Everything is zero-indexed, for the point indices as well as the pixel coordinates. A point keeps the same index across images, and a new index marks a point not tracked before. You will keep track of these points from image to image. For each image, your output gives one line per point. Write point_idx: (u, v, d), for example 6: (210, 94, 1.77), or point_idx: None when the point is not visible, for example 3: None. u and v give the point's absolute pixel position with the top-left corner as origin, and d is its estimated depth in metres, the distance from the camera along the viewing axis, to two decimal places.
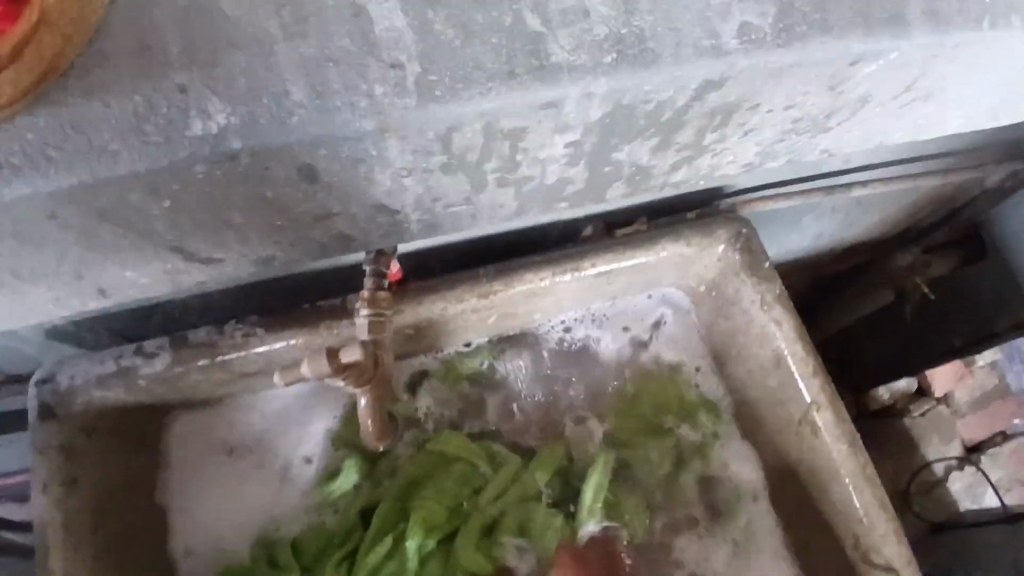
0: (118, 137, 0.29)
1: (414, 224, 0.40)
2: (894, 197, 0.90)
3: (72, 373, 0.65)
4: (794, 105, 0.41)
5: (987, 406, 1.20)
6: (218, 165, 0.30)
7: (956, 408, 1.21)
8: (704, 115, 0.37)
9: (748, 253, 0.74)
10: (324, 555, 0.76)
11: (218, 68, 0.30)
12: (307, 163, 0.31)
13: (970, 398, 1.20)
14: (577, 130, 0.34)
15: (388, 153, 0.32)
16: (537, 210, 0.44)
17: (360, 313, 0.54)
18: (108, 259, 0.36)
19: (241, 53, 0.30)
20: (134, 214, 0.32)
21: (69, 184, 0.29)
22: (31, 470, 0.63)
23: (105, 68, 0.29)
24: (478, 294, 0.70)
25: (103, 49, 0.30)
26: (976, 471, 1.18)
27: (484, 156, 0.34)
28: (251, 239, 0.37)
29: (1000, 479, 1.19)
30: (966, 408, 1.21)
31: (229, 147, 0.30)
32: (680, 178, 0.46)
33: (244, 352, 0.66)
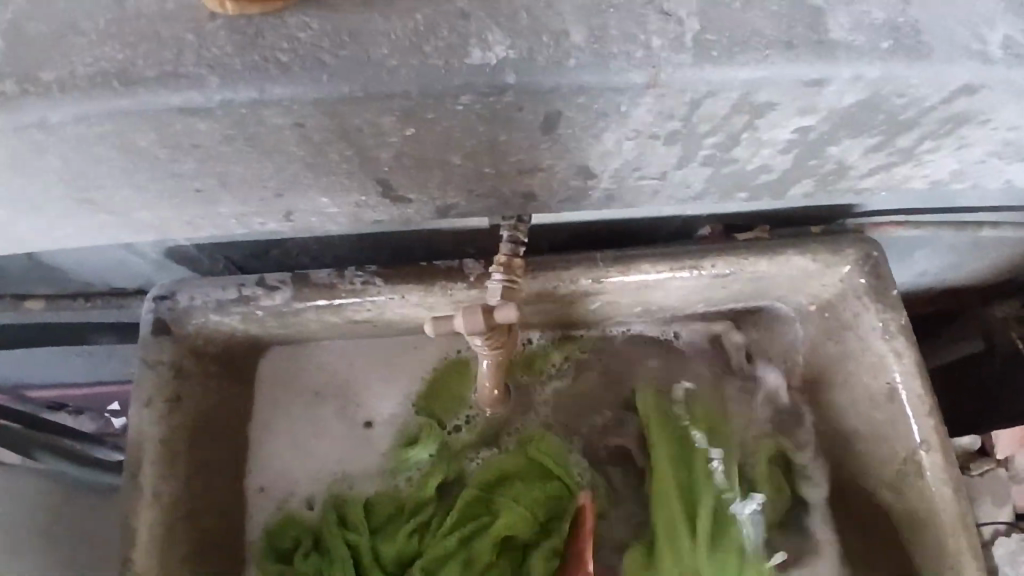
0: (395, 53, 0.29)
1: (598, 193, 0.39)
2: (1022, 244, 0.85)
3: (193, 293, 0.67)
4: (1018, 127, 0.38)
5: None
6: (484, 100, 0.30)
7: None
8: (939, 120, 0.35)
9: (877, 278, 0.70)
10: (392, 525, 0.74)
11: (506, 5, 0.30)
12: (556, 111, 0.31)
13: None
14: (819, 115, 0.32)
15: (635, 111, 0.31)
16: (713, 197, 0.42)
17: (494, 277, 0.55)
18: (313, 182, 0.36)
19: None
20: (370, 138, 0.32)
21: (330, 93, 0.29)
22: (144, 379, 0.66)
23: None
24: (591, 277, 0.69)
25: None
26: None
27: (714, 131, 0.33)
28: (449, 185, 0.36)
29: None
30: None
31: (503, 82, 0.29)
32: (865, 185, 0.43)
33: (361, 299, 0.67)
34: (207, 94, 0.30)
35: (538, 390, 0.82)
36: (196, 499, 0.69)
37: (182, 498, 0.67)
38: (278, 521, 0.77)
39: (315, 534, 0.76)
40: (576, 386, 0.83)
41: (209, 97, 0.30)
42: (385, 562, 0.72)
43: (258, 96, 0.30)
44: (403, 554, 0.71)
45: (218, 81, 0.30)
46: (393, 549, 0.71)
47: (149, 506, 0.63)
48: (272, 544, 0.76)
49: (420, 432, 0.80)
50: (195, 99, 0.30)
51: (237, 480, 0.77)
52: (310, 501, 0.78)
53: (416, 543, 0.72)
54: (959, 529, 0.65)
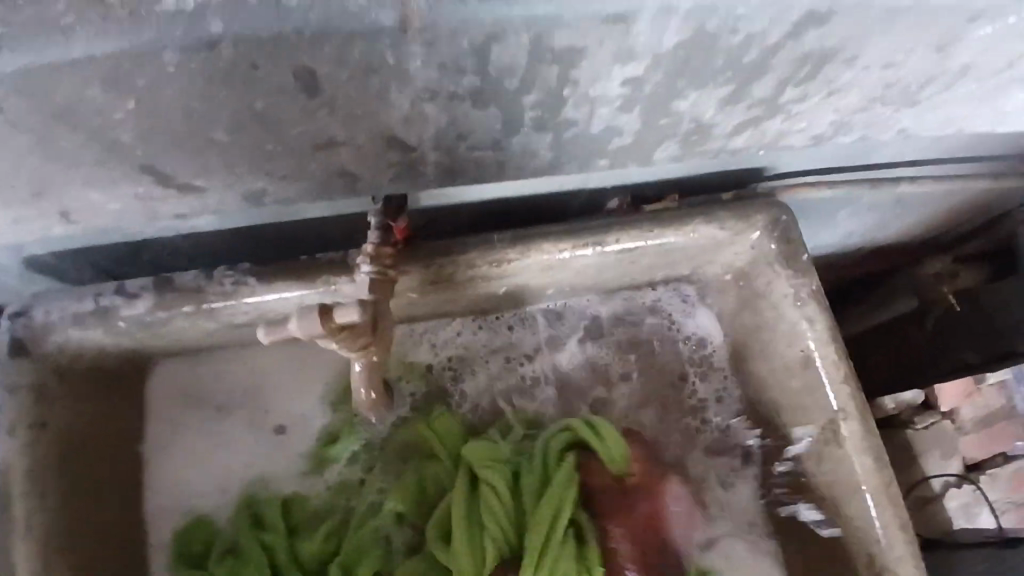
0: (71, 7, 0.23)
1: (431, 168, 0.34)
2: (939, 199, 0.84)
3: (50, 307, 0.60)
4: (895, 65, 0.34)
5: (991, 425, 1.06)
6: (194, 58, 0.24)
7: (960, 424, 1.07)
8: (792, 62, 0.31)
9: (785, 242, 0.67)
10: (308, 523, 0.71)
11: None
12: (307, 68, 0.25)
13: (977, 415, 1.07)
14: (645, 61, 0.27)
15: (411, 64, 0.25)
16: (574, 166, 0.38)
17: (362, 268, 0.49)
18: (69, 175, 0.31)
19: None
20: (94, 118, 0.27)
21: (4, 67, 0.24)
22: (1, 409, 0.58)
23: None
24: (490, 261, 0.64)
25: None
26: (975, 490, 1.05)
27: (526, 85, 0.28)
28: (238, 165, 0.31)
29: (998, 501, 1.05)
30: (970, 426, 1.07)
31: (206, 32, 0.23)
32: (738, 144, 0.40)
33: (233, 302, 0.61)
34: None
35: (464, 375, 0.77)
36: (78, 533, 0.61)
37: (65, 533, 0.60)
38: (185, 531, 0.70)
39: (228, 545, 0.69)
40: (503, 377, 0.77)
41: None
42: (303, 562, 0.68)
43: None
44: (322, 553, 0.68)
45: None
46: (309, 547, 0.68)
47: (26, 540, 0.57)
48: (183, 555, 0.69)
49: (342, 429, 0.74)
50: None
51: (132, 500, 0.70)
52: (225, 512, 0.72)
53: (330, 536, 0.69)
54: (878, 496, 0.64)
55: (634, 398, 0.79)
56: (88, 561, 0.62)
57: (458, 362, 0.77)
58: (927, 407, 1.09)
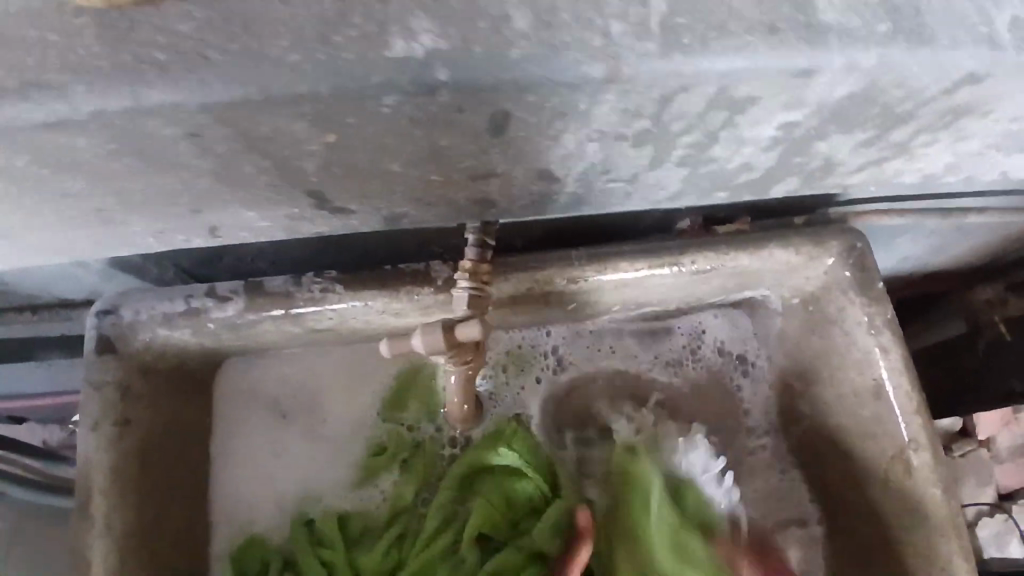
0: (298, 44, 0.25)
1: (562, 197, 0.35)
2: (1000, 227, 0.82)
3: (138, 306, 0.62)
4: (1023, 116, 0.35)
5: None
6: (412, 101, 0.26)
7: (996, 453, 1.09)
8: (937, 113, 0.31)
9: (861, 270, 0.67)
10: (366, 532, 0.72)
11: None
12: (502, 112, 0.27)
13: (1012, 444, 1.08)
14: (807, 109, 0.28)
15: (596, 108, 0.27)
16: (691, 198, 0.38)
17: (459, 284, 0.50)
18: (232, 195, 0.32)
19: None
20: (287, 148, 0.28)
21: (231, 98, 0.25)
22: (88, 401, 0.60)
23: None
24: (567, 278, 0.65)
25: None
26: (1005, 517, 1.08)
27: (689, 129, 0.29)
28: (394, 193, 0.32)
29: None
30: (1005, 454, 1.09)
31: (433, 79, 0.25)
32: (853, 181, 0.40)
33: (320, 308, 0.63)
34: (81, 107, 0.25)
35: (512, 388, 0.77)
36: (154, 528, 0.63)
37: (138, 531, 0.61)
38: (242, 544, 0.71)
39: (286, 557, 0.71)
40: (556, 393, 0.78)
41: (80, 107, 0.25)
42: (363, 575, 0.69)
43: (138, 103, 0.25)
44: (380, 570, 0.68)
45: (87, 89, 0.25)
46: (369, 561, 0.69)
47: (100, 535, 0.58)
48: (239, 569, 0.70)
49: (388, 440, 0.75)
50: (75, 107, 0.25)
51: (201, 507, 0.71)
52: (280, 523, 0.73)
53: (394, 552, 0.69)
54: (946, 529, 0.63)
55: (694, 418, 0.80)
56: (163, 560, 0.64)
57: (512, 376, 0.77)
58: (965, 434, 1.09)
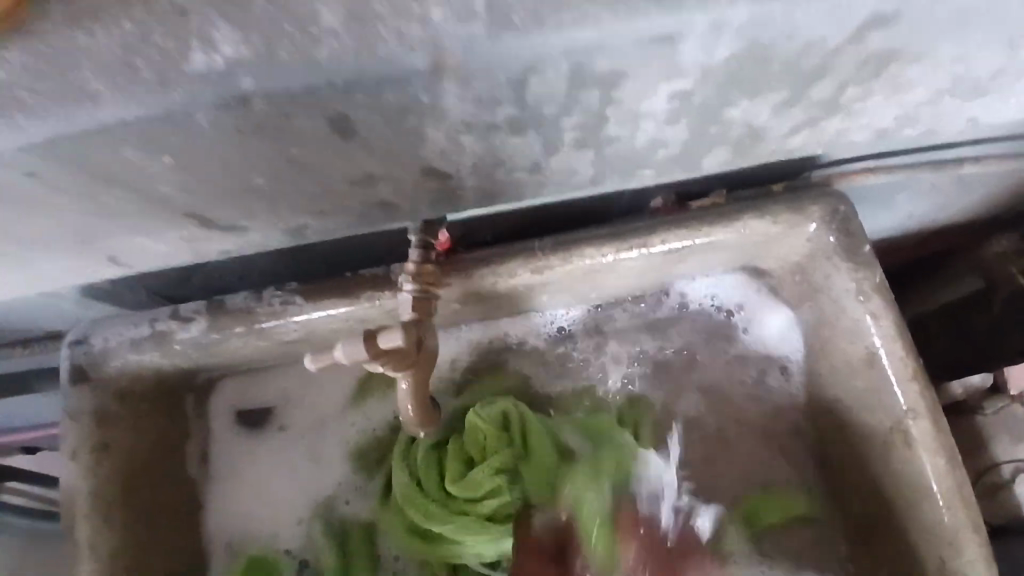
0: (100, 76, 0.25)
1: (470, 192, 0.34)
2: (1005, 176, 0.77)
3: (108, 334, 0.62)
4: (967, 58, 0.31)
5: None
6: (229, 112, 0.25)
7: None
8: (857, 63, 0.29)
9: (844, 234, 0.63)
10: (395, 532, 0.71)
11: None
12: (337, 114, 0.26)
13: None
14: (691, 76, 0.26)
15: (447, 100, 0.26)
16: (614, 179, 0.36)
17: (405, 288, 0.49)
18: (117, 225, 0.32)
19: None
20: (134, 177, 0.29)
21: (43, 138, 0.25)
22: (67, 432, 0.61)
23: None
24: (532, 269, 0.63)
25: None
26: None
27: (565, 109, 0.27)
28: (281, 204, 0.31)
29: None
30: None
31: (238, 88, 0.25)
32: (794, 145, 0.37)
33: (282, 320, 0.62)
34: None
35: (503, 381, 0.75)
36: (145, 547, 0.64)
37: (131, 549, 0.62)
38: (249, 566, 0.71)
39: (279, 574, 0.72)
40: (537, 384, 0.76)
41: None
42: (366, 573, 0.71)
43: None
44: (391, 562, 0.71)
45: None
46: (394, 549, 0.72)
47: (90, 558, 0.60)
48: None
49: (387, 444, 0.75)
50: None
51: (194, 526, 0.72)
52: (276, 537, 0.73)
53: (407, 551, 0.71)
54: (949, 501, 0.59)
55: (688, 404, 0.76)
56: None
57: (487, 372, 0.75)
58: None
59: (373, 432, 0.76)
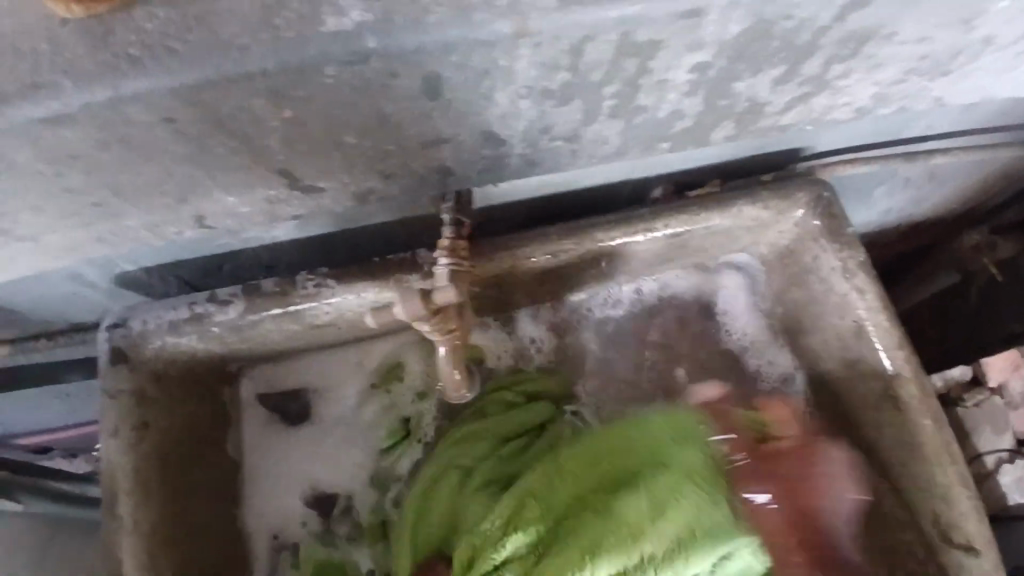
0: (247, 29, 0.27)
1: (514, 160, 0.38)
2: (974, 169, 0.84)
3: (147, 317, 0.65)
4: (929, 38, 0.38)
5: None
6: (348, 70, 0.28)
7: None
8: (840, 40, 0.34)
9: (829, 217, 0.70)
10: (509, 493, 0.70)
11: None
12: (433, 74, 0.29)
13: None
14: (709, 49, 0.31)
15: (515, 64, 0.30)
16: (636, 150, 0.41)
17: (439, 262, 0.53)
18: (215, 184, 0.35)
19: None
20: (251, 127, 0.31)
21: (192, 80, 0.28)
22: (108, 410, 0.64)
23: None
24: (546, 253, 0.68)
25: None
26: None
27: (608, 77, 0.32)
28: (355, 166, 0.36)
29: None
30: None
31: (361, 47, 0.27)
32: (788, 121, 0.43)
33: (315, 303, 0.66)
34: (40, 109, 0.28)
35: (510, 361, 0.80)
36: (180, 523, 0.66)
37: (166, 522, 0.64)
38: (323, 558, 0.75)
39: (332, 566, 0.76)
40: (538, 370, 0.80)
41: (70, 103, 0.28)
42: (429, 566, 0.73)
43: (114, 95, 0.28)
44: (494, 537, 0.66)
45: (75, 86, 0.28)
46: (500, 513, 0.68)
47: (130, 533, 0.62)
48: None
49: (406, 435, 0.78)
50: (54, 108, 0.28)
51: (225, 511, 0.74)
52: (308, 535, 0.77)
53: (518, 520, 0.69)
54: (942, 458, 0.65)
55: (697, 384, 0.81)
56: (190, 551, 0.67)
57: (494, 359, 0.80)
58: None
59: (394, 419, 0.79)
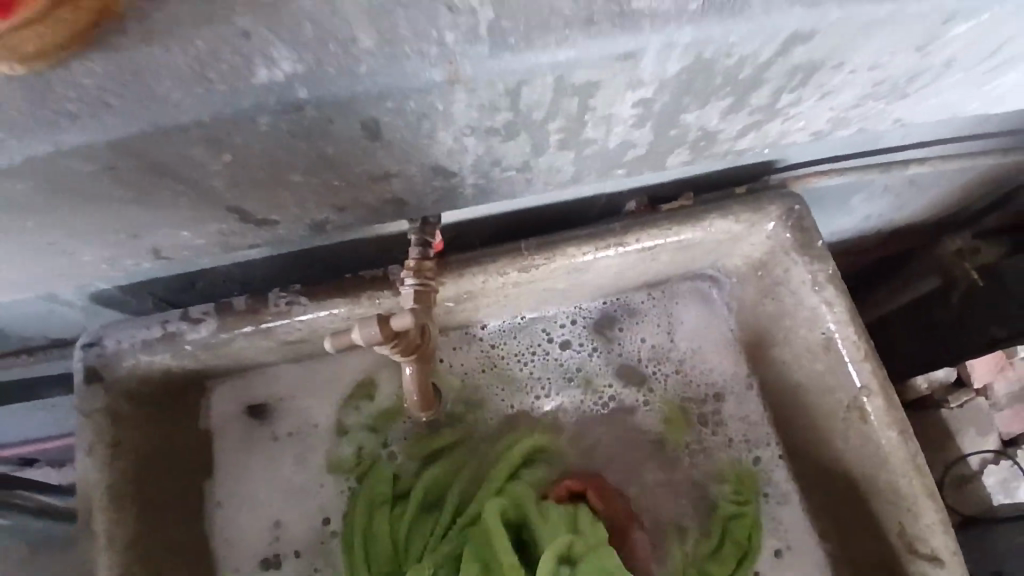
0: (185, 85, 0.27)
1: (468, 190, 0.39)
2: (950, 177, 0.85)
3: (122, 336, 0.66)
4: (879, 66, 0.38)
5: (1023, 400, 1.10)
6: (287, 117, 0.29)
7: (994, 401, 1.10)
8: (784, 74, 0.35)
9: (800, 231, 0.70)
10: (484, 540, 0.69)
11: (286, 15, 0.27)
12: (372, 118, 0.30)
13: (1009, 391, 1.10)
14: (652, 86, 0.32)
15: (455, 107, 0.30)
16: (592, 177, 0.42)
17: (405, 282, 0.54)
18: (166, 220, 0.35)
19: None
20: (196, 170, 0.31)
21: (134, 133, 0.28)
22: (79, 430, 0.64)
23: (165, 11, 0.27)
24: (518, 268, 0.68)
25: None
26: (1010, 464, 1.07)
27: (550, 115, 0.32)
28: (307, 201, 0.36)
29: None
30: (1003, 402, 1.10)
31: (294, 97, 0.28)
32: (744, 145, 0.44)
33: (287, 320, 0.66)
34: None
35: (477, 374, 0.81)
36: (156, 542, 0.66)
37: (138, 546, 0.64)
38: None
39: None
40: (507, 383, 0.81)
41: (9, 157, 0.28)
42: None
43: (56, 149, 0.28)
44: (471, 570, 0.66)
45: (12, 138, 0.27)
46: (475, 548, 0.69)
47: (100, 556, 0.61)
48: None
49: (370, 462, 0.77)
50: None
51: (200, 529, 0.73)
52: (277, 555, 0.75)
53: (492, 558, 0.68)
54: (907, 470, 0.66)
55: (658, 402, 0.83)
56: (167, 571, 0.67)
57: (468, 375, 0.81)
58: (960, 385, 1.10)
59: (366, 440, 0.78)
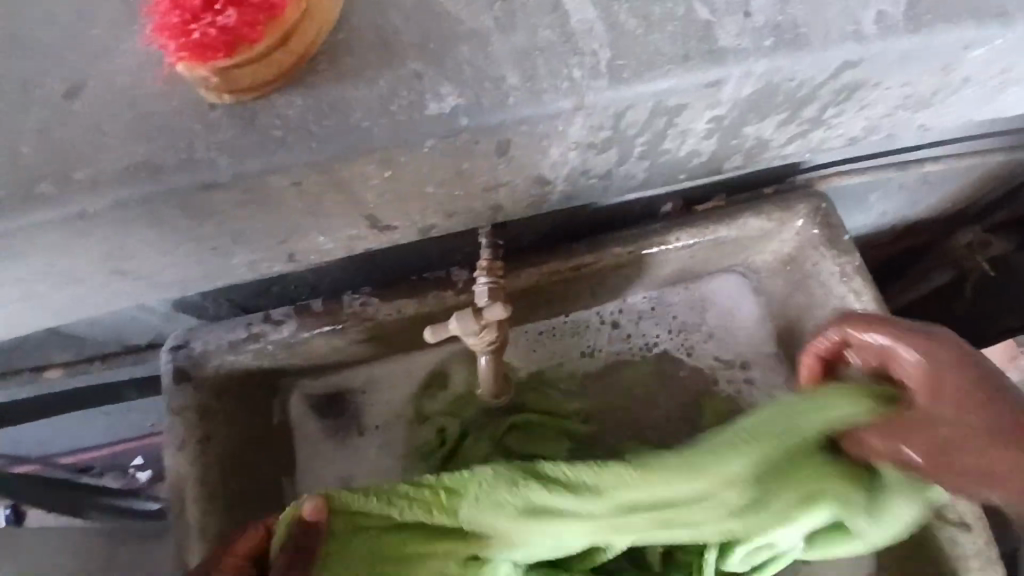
0: (367, 115, 0.35)
1: (557, 197, 0.45)
2: (964, 173, 0.90)
3: (208, 338, 0.71)
4: (909, 84, 0.44)
5: None
6: (443, 142, 0.36)
7: None
8: (834, 91, 0.41)
9: (827, 227, 0.76)
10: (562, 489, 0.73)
11: (449, 59, 0.36)
12: (505, 140, 0.37)
13: None
14: (726, 105, 0.39)
15: (571, 128, 0.37)
16: (659, 183, 0.48)
17: (479, 280, 0.59)
18: (310, 228, 0.42)
19: (465, 47, 0.36)
20: (355, 185, 0.38)
21: (323, 154, 0.35)
22: (174, 425, 0.70)
23: (352, 57, 0.36)
24: (571, 267, 0.74)
25: (347, 46, 0.36)
26: None
27: (641, 132, 0.39)
28: (428, 210, 0.43)
29: None
30: None
31: (456, 124, 0.35)
32: (789, 151, 0.49)
33: (361, 319, 0.73)
34: (194, 176, 0.35)
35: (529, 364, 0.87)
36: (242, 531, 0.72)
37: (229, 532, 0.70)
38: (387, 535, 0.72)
39: None
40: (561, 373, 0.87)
41: (220, 173, 0.35)
42: None
43: (260, 167, 0.35)
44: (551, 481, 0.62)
45: (227, 159, 0.35)
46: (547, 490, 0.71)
47: (198, 540, 0.67)
48: None
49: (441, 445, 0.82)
50: (206, 177, 0.35)
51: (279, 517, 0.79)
52: None
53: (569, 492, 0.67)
54: None
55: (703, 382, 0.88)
56: None
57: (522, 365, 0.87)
58: None
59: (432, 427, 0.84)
